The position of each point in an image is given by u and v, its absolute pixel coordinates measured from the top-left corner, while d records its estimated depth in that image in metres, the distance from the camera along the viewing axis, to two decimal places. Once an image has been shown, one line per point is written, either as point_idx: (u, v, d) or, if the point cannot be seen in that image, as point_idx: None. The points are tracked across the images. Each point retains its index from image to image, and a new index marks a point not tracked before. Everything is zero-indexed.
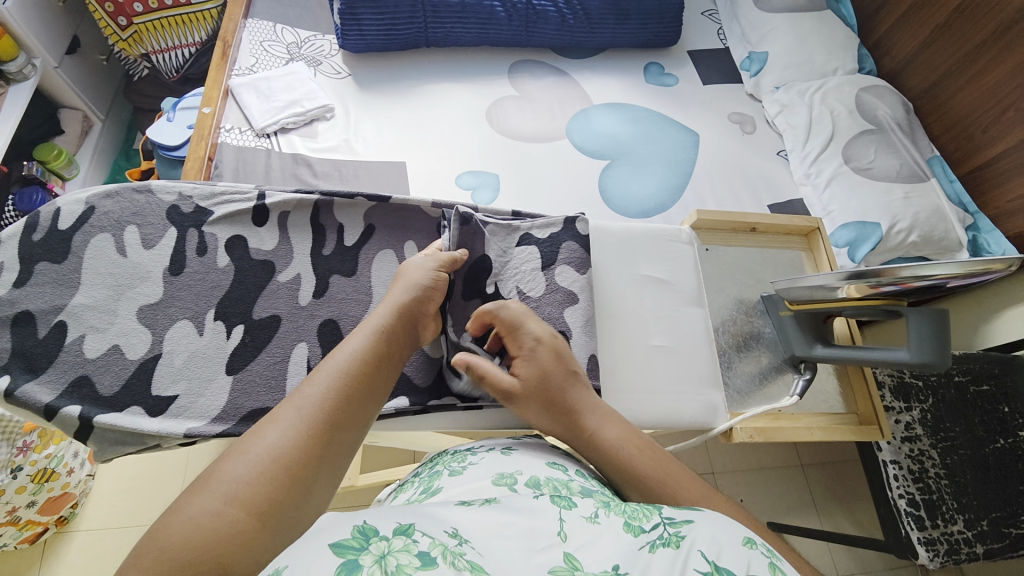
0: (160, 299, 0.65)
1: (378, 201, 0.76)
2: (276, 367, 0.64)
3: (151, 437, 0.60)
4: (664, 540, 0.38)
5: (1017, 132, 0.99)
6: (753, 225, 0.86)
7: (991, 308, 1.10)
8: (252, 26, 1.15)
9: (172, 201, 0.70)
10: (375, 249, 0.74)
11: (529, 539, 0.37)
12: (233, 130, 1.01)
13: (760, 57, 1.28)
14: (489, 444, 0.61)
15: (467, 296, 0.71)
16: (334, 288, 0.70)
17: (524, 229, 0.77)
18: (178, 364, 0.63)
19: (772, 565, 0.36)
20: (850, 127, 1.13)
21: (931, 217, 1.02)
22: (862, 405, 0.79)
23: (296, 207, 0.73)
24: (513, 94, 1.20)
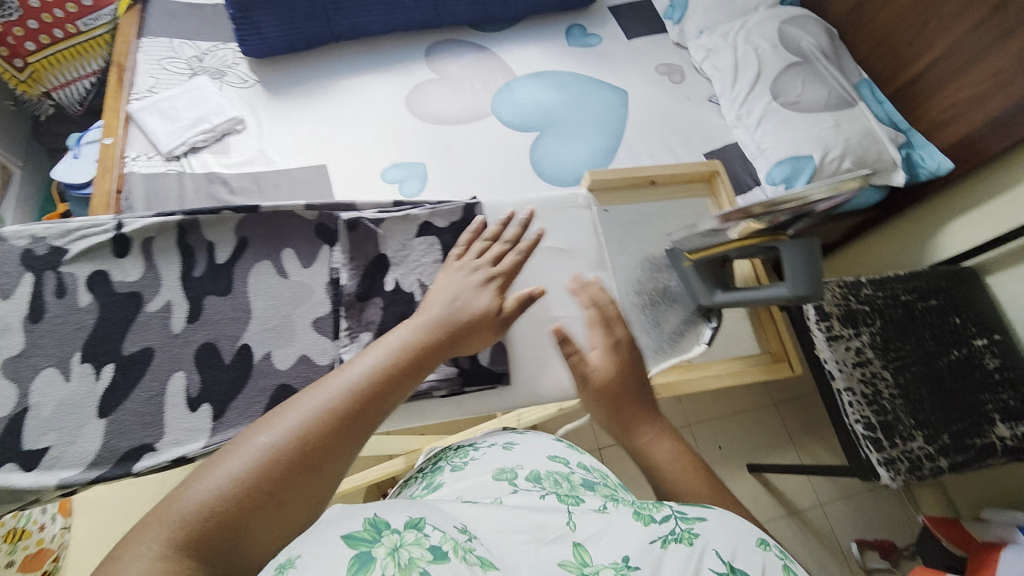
0: (22, 350, 0.62)
1: (247, 212, 0.74)
2: (151, 403, 0.63)
3: (25, 493, 0.58)
4: (677, 535, 0.37)
5: (942, 41, 0.98)
6: (650, 179, 0.87)
7: (934, 224, 1.11)
8: (148, 46, 1.10)
9: (25, 246, 0.67)
10: (251, 262, 0.73)
11: (538, 530, 0.38)
12: (139, 157, 0.97)
13: (682, 3, 1.25)
14: (491, 439, 0.61)
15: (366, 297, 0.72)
16: (208, 311, 0.69)
17: (424, 218, 0.77)
18: (45, 416, 0.60)
19: (786, 567, 0.36)
20: (776, 61, 1.10)
21: (863, 141, 1.01)
22: (774, 345, 0.86)
23: (160, 231, 0.71)
24: (432, 77, 1.16)
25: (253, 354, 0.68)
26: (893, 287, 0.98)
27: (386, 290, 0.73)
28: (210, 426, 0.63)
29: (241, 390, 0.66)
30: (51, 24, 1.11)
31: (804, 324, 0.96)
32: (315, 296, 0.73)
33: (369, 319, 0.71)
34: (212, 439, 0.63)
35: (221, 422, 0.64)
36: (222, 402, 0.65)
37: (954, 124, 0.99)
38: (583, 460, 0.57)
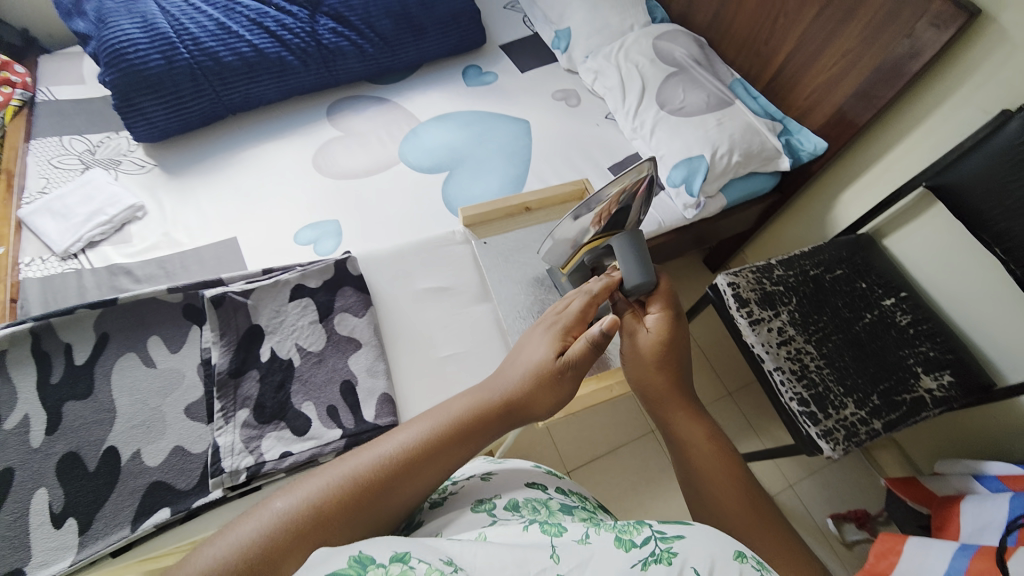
0: None
1: (106, 305, 0.77)
2: (16, 525, 0.62)
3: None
4: (657, 556, 0.38)
5: (794, 33, 1.08)
6: (525, 206, 0.96)
7: (827, 201, 1.20)
8: (37, 147, 1.07)
9: None
10: (114, 357, 0.75)
11: (522, 565, 0.37)
12: (34, 262, 0.93)
13: (565, 33, 1.34)
14: (469, 469, 0.59)
15: (240, 372, 0.75)
16: (70, 418, 0.70)
17: (294, 281, 0.83)
18: None
19: None
20: (656, 74, 1.18)
21: (746, 134, 1.09)
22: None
23: (12, 344, 0.73)
24: (336, 135, 1.18)
25: (120, 456, 0.69)
26: (801, 264, 1.04)
27: (264, 359, 0.77)
28: (77, 541, 0.63)
29: (109, 495, 0.66)
30: None
31: (728, 314, 1.01)
32: (187, 381, 0.75)
33: (245, 394, 0.74)
34: (79, 554, 0.62)
35: (86, 536, 0.63)
36: (87, 511, 0.65)
37: (820, 107, 1.08)
38: (560, 483, 0.57)
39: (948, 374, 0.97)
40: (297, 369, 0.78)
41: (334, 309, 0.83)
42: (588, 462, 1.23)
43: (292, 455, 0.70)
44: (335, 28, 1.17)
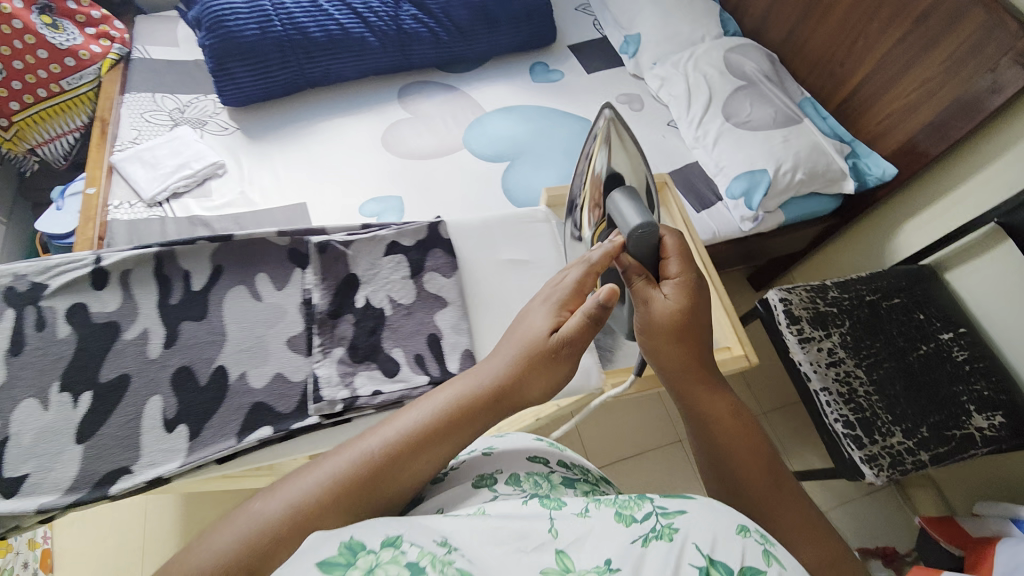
0: (3, 381, 0.64)
1: (222, 241, 0.79)
2: (128, 425, 0.64)
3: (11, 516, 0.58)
4: (658, 532, 0.39)
5: (872, 57, 1.07)
6: None
7: (888, 229, 1.18)
8: (130, 101, 1.14)
9: (6, 283, 0.69)
10: (226, 289, 0.76)
11: (521, 539, 0.37)
12: (123, 205, 0.99)
13: (635, 39, 1.35)
14: (471, 443, 0.59)
15: (337, 314, 0.77)
16: (184, 335, 0.72)
17: (391, 237, 0.84)
18: (27, 442, 0.61)
19: (766, 553, 0.38)
20: (724, 86, 1.19)
21: (811, 154, 1.08)
22: (728, 336, 0.74)
23: (137, 264, 0.75)
24: (405, 117, 1.22)
25: (228, 375, 0.70)
26: (857, 289, 1.03)
27: (358, 306, 0.79)
28: (187, 446, 0.65)
29: (218, 408, 0.68)
30: (35, 84, 1.15)
31: (777, 330, 1.01)
32: (289, 317, 0.76)
33: (341, 334, 0.76)
34: (188, 458, 0.64)
35: (196, 442, 0.65)
36: (198, 422, 0.66)
37: (891, 135, 1.08)
38: (563, 455, 0.58)
39: (1000, 416, 0.94)
40: (388, 318, 0.79)
41: (425, 267, 0.83)
42: (614, 463, 1.23)
43: (383, 394, 0.71)
44: (417, 14, 1.22)
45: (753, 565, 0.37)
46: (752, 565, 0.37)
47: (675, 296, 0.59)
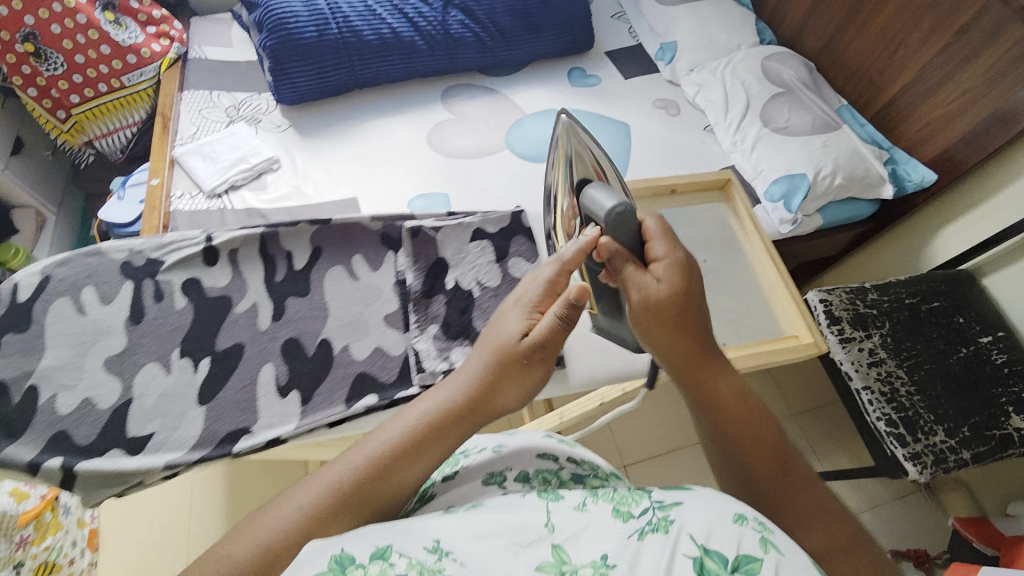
0: (124, 348, 0.70)
1: (322, 224, 0.84)
2: (245, 391, 0.71)
3: (131, 475, 0.65)
4: (654, 525, 0.41)
5: (912, 66, 1.09)
6: (671, 187, 0.85)
7: (925, 234, 1.19)
8: (188, 98, 1.19)
9: (123, 258, 0.75)
10: (324, 269, 0.82)
11: (519, 534, 0.41)
12: (185, 196, 1.03)
13: (670, 46, 1.37)
14: (477, 442, 0.59)
15: (429, 294, 0.81)
16: (290, 310, 0.78)
17: (476, 224, 0.86)
18: (150, 405, 0.68)
19: (762, 539, 0.40)
20: (762, 93, 1.21)
21: (850, 159, 1.10)
22: (797, 324, 0.76)
23: (243, 243, 0.80)
24: (449, 118, 1.26)
25: (332, 347, 0.76)
26: (897, 292, 1.05)
27: (448, 287, 0.83)
28: (299, 410, 0.71)
29: (326, 375, 0.74)
30: (96, 78, 1.20)
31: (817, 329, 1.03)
32: (384, 295, 0.81)
33: (434, 313, 0.80)
34: (301, 422, 0.70)
35: (309, 406, 0.71)
36: (309, 387, 0.72)
37: (930, 142, 1.10)
38: (574, 453, 0.59)
39: None
40: (477, 300, 0.81)
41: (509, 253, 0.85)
42: (646, 460, 1.25)
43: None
44: (463, 20, 1.27)
45: (748, 553, 0.39)
46: (747, 554, 0.39)
47: (670, 282, 0.57)
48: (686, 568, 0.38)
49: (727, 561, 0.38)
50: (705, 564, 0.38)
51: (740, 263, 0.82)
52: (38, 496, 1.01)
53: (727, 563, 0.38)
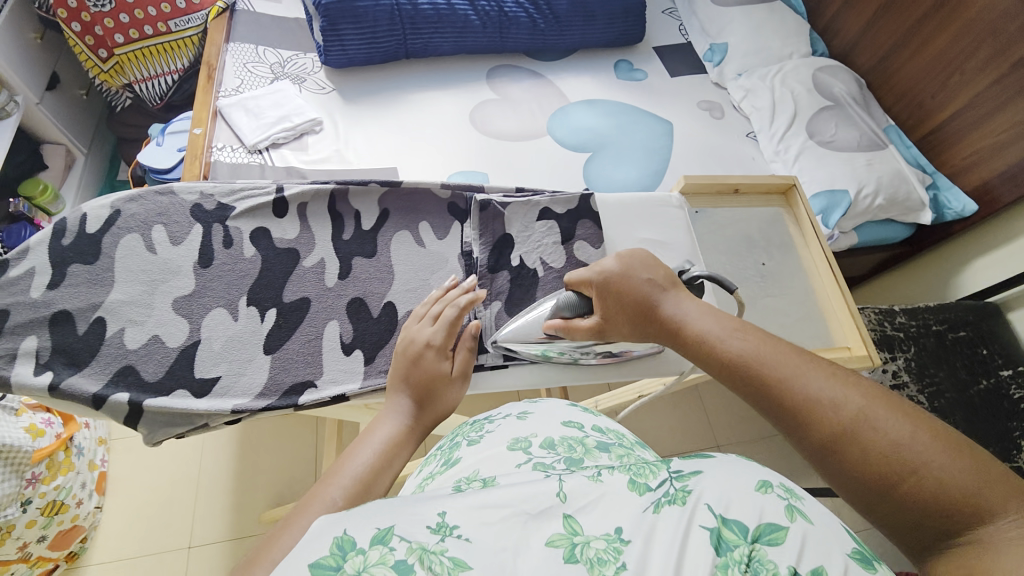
0: (194, 291, 0.66)
1: (391, 187, 0.78)
2: (311, 344, 0.66)
3: (199, 415, 0.61)
4: (670, 496, 0.34)
5: (965, 93, 1.07)
6: (735, 187, 0.85)
7: (957, 263, 1.19)
8: (234, 50, 1.16)
9: (194, 201, 0.70)
10: (393, 232, 0.76)
11: (528, 502, 0.34)
12: (225, 148, 1.03)
13: (721, 48, 1.33)
14: (503, 409, 0.54)
15: (494, 268, 0.75)
16: (356, 270, 0.72)
17: (544, 203, 0.79)
18: (217, 348, 0.64)
19: (789, 507, 0.33)
20: (810, 105, 1.19)
21: (893, 180, 1.10)
22: (850, 336, 0.76)
23: (313, 198, 0.75)
24: (493, 97, 1.23)
25: (397, 311, 0.70)
26: (925, 317, 1.05)
27: (513, 265, 0.76)
28: (363, 369, 0.66)
29: (389, 340, 0.68)
30: (142, 20, 1.18)
31: None
32: (449, 265, 0.75)
33: (499, 288, 0.74)
34: (365, 382, 0.65)
35: (371, 367, 0.66)
36: (372, 348, 0.67)
37: (976, 170, 1.08)
38: (597, 421, 0.51)
39: None
40: (541, 280, 0.75)
41: (575, 235, 0.78)
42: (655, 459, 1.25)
43: (539, 345, 0.70)
44: None
45: (772, 522, 0.32)
46: (771, 522, 0.32)
47: (599, 311, 0.61)
48: (705, 543, 0.31)
49: (747, 531, 0.31)
50: (723, 536, 0.31)
51: (796, 268, 0.83)
52: (53, 434, 0.96)
53: (748, 534, 0.31)
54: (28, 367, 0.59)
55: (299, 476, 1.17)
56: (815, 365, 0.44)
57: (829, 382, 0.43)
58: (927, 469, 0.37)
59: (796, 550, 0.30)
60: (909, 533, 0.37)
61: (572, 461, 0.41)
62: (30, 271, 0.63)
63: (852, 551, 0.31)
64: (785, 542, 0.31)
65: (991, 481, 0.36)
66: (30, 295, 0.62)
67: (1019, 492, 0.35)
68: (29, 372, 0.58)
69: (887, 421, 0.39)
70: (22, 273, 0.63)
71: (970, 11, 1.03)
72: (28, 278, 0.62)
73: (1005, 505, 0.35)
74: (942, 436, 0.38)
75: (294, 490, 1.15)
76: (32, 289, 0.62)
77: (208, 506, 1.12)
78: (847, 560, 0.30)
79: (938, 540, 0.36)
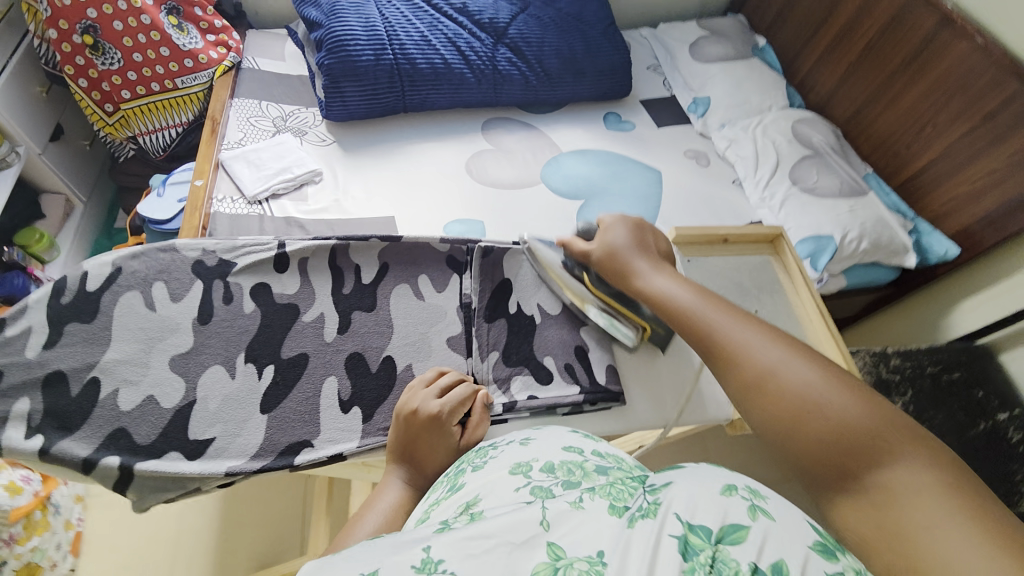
0: (191, 348, 0.65)
1: (392, 241, 0.79)
2: (309, 402, 0.65)
3: (191, 480, 0.59)
4: (643, 510, 0.32)
5: (938, 144, 1.13)
6: (724, 236, 0.88)
7: (945, 304, 1.21)
8: (238, 105, 1.21)
9: (196, 257, 0.71)
10: (392, 285, 0.76)
11: (512, 532, 0.32)
12: (226, 199, 1.04)
13: (704, 101, 1.41)
14: (507, 435, 0.51)
15: (491, 317, 0.75)
16: (356, 323, 0.72)
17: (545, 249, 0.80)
18: (213, 408, 0.62)
19: (752, 506, 0.32)
20: (791, 154, 1.25)
21: (876, 226, 1.13)
22: None
23: (314, 253, 0.76)
24: (488, 148, 1.28)
25: (396, 365, 0.70)
26: (919, 359, 1.06)
27: (511, 312, 0.76)
28: (361, 428, 0.65)
29: (389, 394, 0.68)
30: (151, 78, 1.23)
31: None
32: (448, 317, 0.75)
33: (495, 338, 0.74)
34: (364, 440, 0.64)
35: (369, 425, 0.65)
36: (371, 404, 0.66)
37: (955, 216, 1.13)
38: (597, 446, 0.47)
39: None
40: (539, 327, 0.76)
41: None
42: None
43: (537, 399, 0.69)
44: (511, 58, 1.33)
45: (735, 522, 0.31)
46: (734, 522, 0.31)
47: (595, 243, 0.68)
48: (672, 551, 0.29)
49: (710, 533, 0.30)
50: (689, 543, 0.30)
51: (790, 316, 0.85)
52: (31, 491, 0.96)
53: (712, 536, 0.30)
54: (18, 431, 0.57)
55: (285, 535, 1.12)
56: (759, 327, 0.50)
57: (766, 337, 0.49)
58: (833, 407, 0.42)
59: (756, 546, 0.29)
60: (814, 462, 0.42)
61: (569, 484, 0.38)
62: (26, 330, 0.62)
63: (814, 542, 0.30)
64: (746, 541, 0.30)
65: (896, 427, 0.40)
66: (25, 356, 0.61)
67: (923, 439, 0.39)
68: (18, 437, 0.56)
69: (807, 372, 0.45)
70: (16, 333, 0.62)
71: (944, 64, 1.10)
72: (25, 337, 0.62)
73: (908, 451, 0.38)
74: (853, 387, 0.43)
75: (279, 550, 1.10)
76: (27, 349, 0.61)
77: (188, 567, 1.06)
78: (807, 553, 0.29)
79: (840, 469, 0.40)
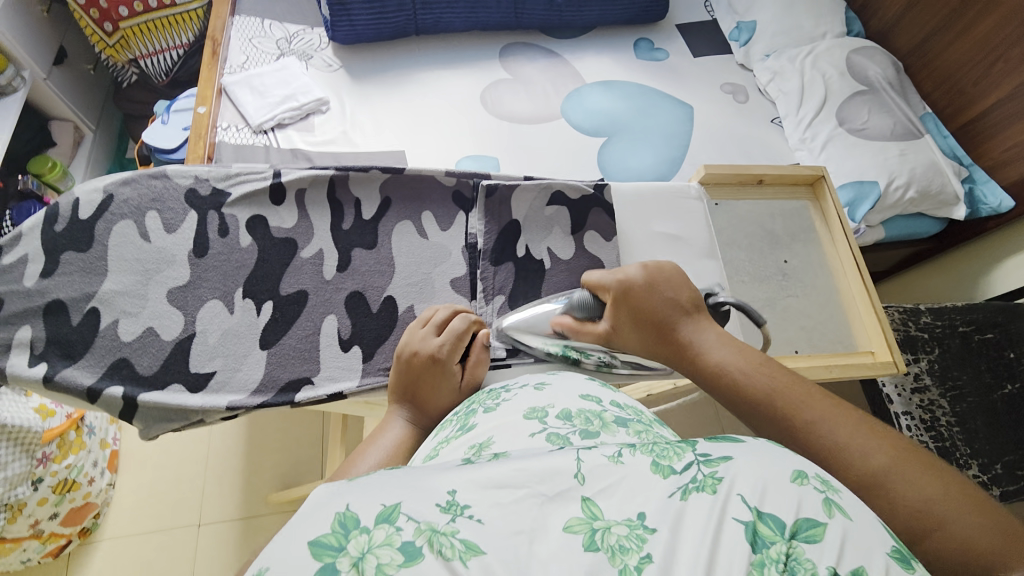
0: (189, 281, 0.65)
1: (394, 173, 0.75)
2: (308, 339, 0.65)
3: (194, 413, 0.60)
4: (699, 484, 0.30)
5: (1010, 81, 1.00)
6: (759, 177, 0.81)
7: (990, 260, 1.13)
8: (240, 24, 1.13)
9: (189, 185, 0.69)
10: (394, 222, 0.73)
11: (545, 482, 0.31)
12: (230, 128, 1.00)
13: (749, 26, 1.26)
14: (520, 378, 0.50)
15: (498, 259, 0.72)
16: (357, 261, 0.70)
17: (556, 185, 0.75)
18: (213, 342, 0.63)
19: (828, 501, 0.29)
20: (841, 89, 1.12)
21: (927, 172, 1.04)
22: (876, 340, 0.73)
23: (312, 184, 0.73)
24: (505, 77, 1.18)
25: (397, 306, 0.69)
26: (952, 318, 1.01)
27: (519, 256, 0.73)
28: (361, 367, 0.65)
29: (389, 335, 0.67)
30: None
31: None
32: (452, 258, 0.73)
33: (501, 282, 0.71)
34: (363, 380, 0.64)
35: (370, 364, 0.65)
36: (371, 344, 0.66)
37: (1014, 165, 1.02)
38: (616, 396, 0.45)
39: None
40: (548, 272, 0.73)
41: (585, 223, 0.76)
42: None
43: None
44: None
45: (810, 517, 0.28)
46: (809, 517, 0.28)
47: (610, 319, 0.60)
48: (738, 539, 0.27)
49: (785, 527, 0.27)
50: (759, 532, 0.27)
51: (822, 268, 0.80)
52: (64, 415, 0.96)
53: (785, 530, 0.27)
54: (23, 359, 0.59)
55: (303, 460, 1.18)
56: (852, 422, 0.44)
57: (860, 434, 0.43)
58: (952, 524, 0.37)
59: (835, 548, 0.26)
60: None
61: (589, 434, 0.37)
62: (24, 258, 0.62)
63: (892, 550, 0.27)
64: (824, 541, 0.27)
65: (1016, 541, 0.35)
66: (25, 284, 0.62)
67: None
68: (23, 364, 0.58)
69: (919, 479, 0.39)
70: (14, 261, 0.62)
71: None
72: (22, 265, 0.62)
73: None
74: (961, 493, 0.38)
75: (299, 472, 1.17)
76: (26, 277, 0.62)
77: (216, 485, 1.14)
78: (887, 561, 0.26)
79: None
